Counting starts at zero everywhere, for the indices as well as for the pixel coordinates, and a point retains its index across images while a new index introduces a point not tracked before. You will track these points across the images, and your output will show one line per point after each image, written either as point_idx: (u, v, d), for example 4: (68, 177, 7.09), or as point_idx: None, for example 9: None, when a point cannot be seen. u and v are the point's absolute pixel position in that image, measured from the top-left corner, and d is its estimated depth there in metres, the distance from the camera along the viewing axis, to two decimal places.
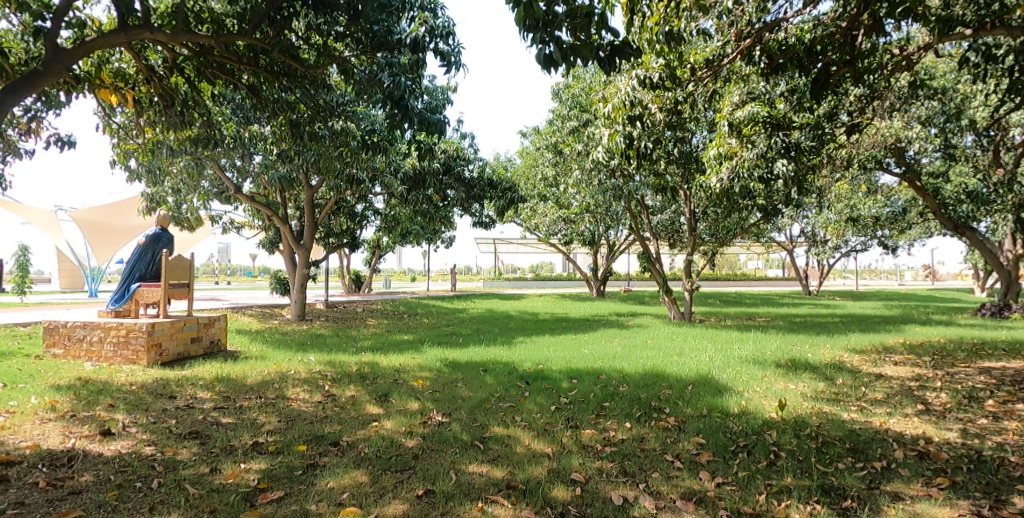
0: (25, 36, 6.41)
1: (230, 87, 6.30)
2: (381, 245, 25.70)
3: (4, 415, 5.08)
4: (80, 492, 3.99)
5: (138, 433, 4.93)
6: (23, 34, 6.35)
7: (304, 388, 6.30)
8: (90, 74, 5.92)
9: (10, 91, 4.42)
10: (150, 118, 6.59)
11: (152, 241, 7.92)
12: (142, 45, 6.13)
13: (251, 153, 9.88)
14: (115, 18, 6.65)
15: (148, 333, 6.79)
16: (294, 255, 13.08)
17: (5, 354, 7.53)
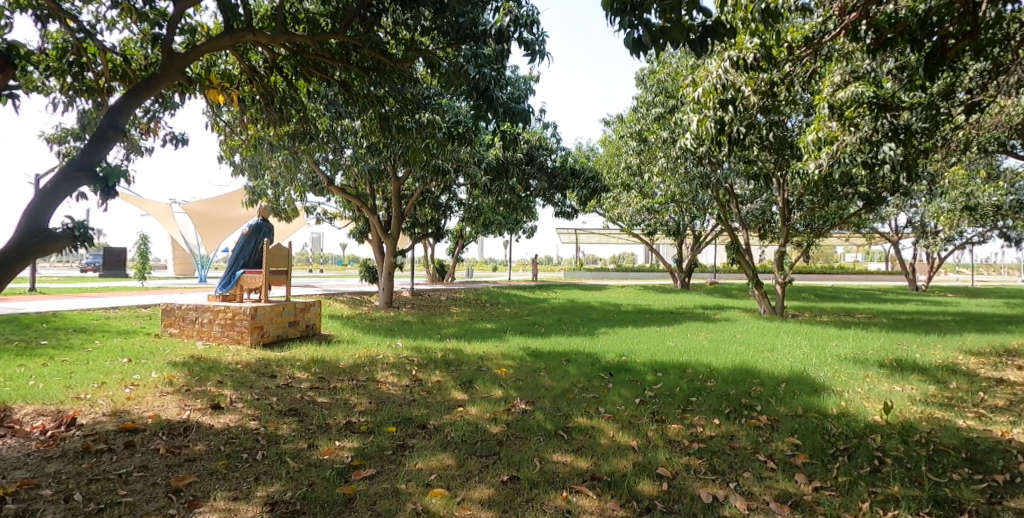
0: (145, 43, 6.89)
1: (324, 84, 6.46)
2: (465, 235, 26.36)
3: (131, 387, 5.59)
4: (194, 460, 4.40)
5: (244, 408, 5.26)
6: (143, 42, 6.81)
7: (393, 372, 6.49)
8: (200, 75, 6.34)
9: (134, 94, 4.82)
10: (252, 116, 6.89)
11: (255, 231, 8.39)
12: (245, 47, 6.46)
13: (342, 147, 10.27)
14: (221, 23, 7.04)
15: (251, 317, 7.21)
16: (382, 245, 13.62)
17: (130, 333, 8.30)
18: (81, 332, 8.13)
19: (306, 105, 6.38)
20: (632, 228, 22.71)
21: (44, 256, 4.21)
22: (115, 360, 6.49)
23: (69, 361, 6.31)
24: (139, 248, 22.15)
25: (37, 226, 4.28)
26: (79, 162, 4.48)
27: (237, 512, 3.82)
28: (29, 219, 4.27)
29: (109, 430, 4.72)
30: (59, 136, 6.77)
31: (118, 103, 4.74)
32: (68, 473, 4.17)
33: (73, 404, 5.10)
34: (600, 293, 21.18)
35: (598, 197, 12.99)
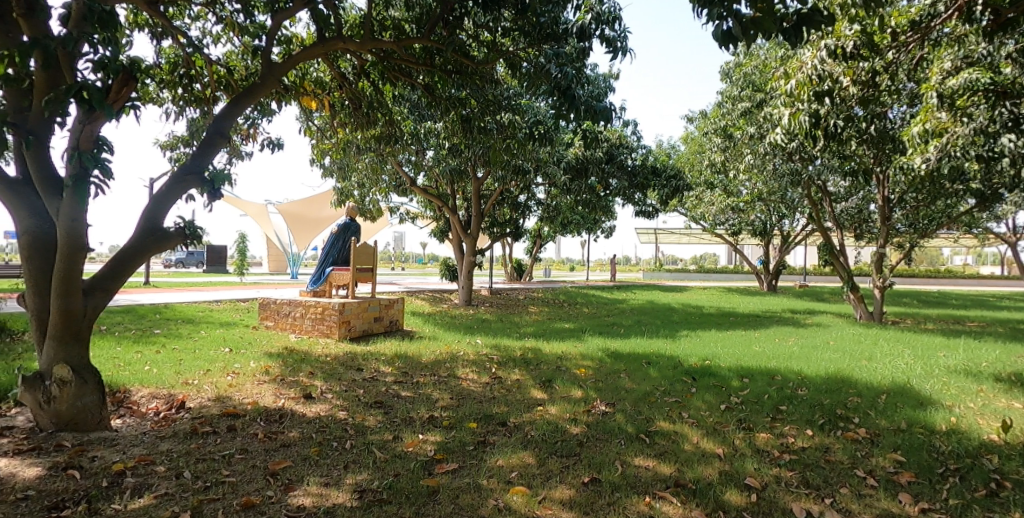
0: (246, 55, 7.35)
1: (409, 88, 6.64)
2: (542, 235, 26.60)
3: (233, 375, 5.98)
4: (289, 445, 4.66)
5: (333, 399, 5.49)
6: (244, 54, 7.30)
7: (473, 369, 6.59)
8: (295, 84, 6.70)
9: (237, 102, 5.02)
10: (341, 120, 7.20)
11: (343, 230, 8.78)
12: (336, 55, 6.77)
13: (424, 149, 10.61)
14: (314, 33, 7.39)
15: (339, 312, 7.53)
16: (462, 244, 14.01)
17: (231, 324, 8.92)
18: (189, 323, 8.82)
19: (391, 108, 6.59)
20: (714, 227, 22.03)
21: (155, 254, 4.64)
22: (218, 349, 6.99)
23: (178, 349, 6.85)
24: (240, 246, 23.92)
25: (153, 225, 4.70)
26: (189, 167, 4.83)
27: (327, 498, 3.99)
28: (147, 218, 4.68)
29: (214, 414, 5.07)
30: (170, 143, 7.21)
31: (223, 110, 4.98)
32: (179, 452, 4.53)
33: (183, 389, 5.52)
34: (680, 294, 20.67)
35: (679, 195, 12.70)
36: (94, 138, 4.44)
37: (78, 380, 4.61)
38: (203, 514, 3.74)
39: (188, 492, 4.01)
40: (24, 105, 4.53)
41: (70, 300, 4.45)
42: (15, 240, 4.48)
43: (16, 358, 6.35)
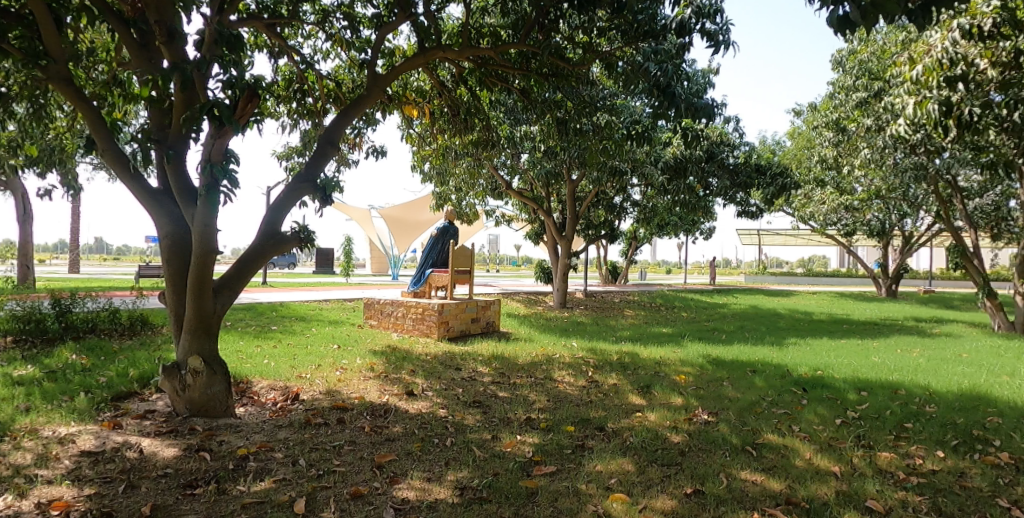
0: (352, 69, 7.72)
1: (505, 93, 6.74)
2: (639, 237, 26.27)
3: (341, 371, 6.34)
4: (393, 440, 4.86)
5: (433, 396, 5.66)
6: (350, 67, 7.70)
7: (569, 372, 6.57)
8: (398, 93, 6.96)
9: (345, 113, 5.30)
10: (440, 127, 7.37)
11: (442, 234, 9.06)
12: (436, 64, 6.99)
13: (519, 152, 10.83)
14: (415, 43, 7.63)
15: (438, 312, 7.79)
16: (557, 246, 14.25)
17: (339, 322, 9.50)
18: (302, 320, 9.48)
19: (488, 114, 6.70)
20: (824, 227, 20.68)
21: (274, 256, 4.98)
22: (327, 346, 7.46)
23: (292, 344, 7.37)
24: (346, 247, 25.54)
25: (272, 229, 5.06)
26: (304, 175, 5.15)
27: (430, 492, 4.11)
28: (267, 223, 5.04)
29: (325, 407, 5.38)
30: (286, 153, 7.66)
31: (333, 121, 5.28)
32: (295, 440, 4.84)
33: (298, 382, 5.92)
34: (786, 300, 19.55)
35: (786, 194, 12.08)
36: (224, 151, 4.82)
37: (209, 370, 5.03)
38: (317, 501, 3.98)
39: (303, 479, 4.29)
40: (164, 123, 4.99)
41: (203, 298, 4.87)
42: (157, 244, 4.96)
43: (157, 348, 7.12)
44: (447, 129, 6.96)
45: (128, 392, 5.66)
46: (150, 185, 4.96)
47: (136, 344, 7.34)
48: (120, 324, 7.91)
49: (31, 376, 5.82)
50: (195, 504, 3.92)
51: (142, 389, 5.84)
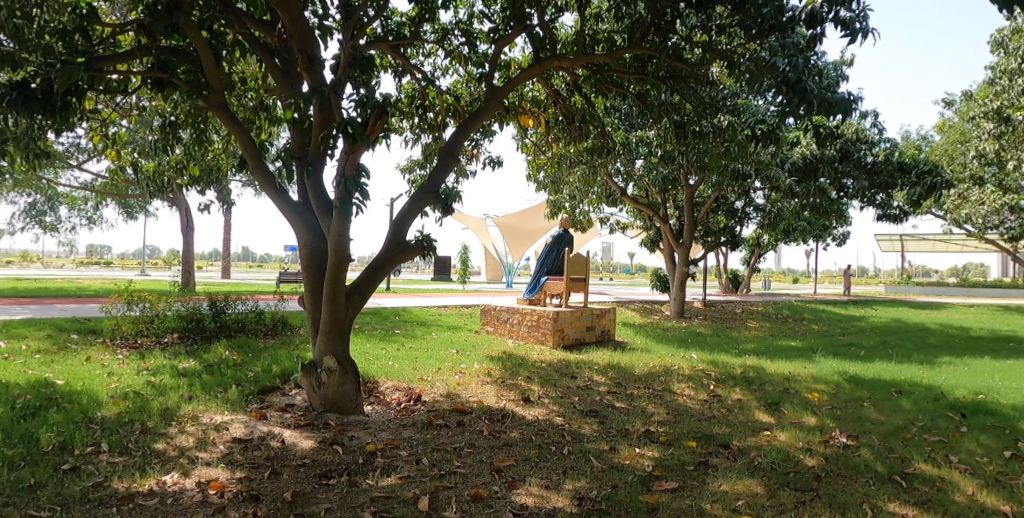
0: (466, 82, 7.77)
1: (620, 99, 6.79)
2: (761, 244, 25.15)
3: (460, 375, 6.59)
4: (511, 445, 4.97)
5: (549, 404, 5.73)
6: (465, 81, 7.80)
7: (689, 384, 6.38)
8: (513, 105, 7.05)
9: (465, 126, 5.54)
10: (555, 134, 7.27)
11: (557, 242, 9.09)
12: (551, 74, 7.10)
13: (635, 158, 11.07)
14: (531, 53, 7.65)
15: (553, 320, 7.91)
16: (673, 254, 14.44)
17: (457, 327, 9.95)
18: (423, 325, 10.01)
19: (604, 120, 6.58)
20: (984, 231, 18.47)
21: (400, 264, 5.26)
22: (446, 350, 7.81)
23: (414, 347, 7.81)
24: (461, 255, 27.00)
25: (398, 239, 5.36)
26: (426, 187, 5.44)
27: (548, 500, 4.13)
28: (393, 233, 5.35)
29: (446, 409, 5.60)
30: (408, 166, 7.87)
31: (453, 134, 5.55)
32: (419, 440, 5.08)
33: (420, 383, 6.23)
34: (935, 313, 17.58)
35: (938, 194, 10.93)
36: (356, 165, 5.18)
37: (341, 370, 5.39)
38: (439, 499, 4.15)
39: (426, 477, 4.49)
40: (304, 142, 5.44)
41: (337, 303, 5.25)
42: (297, 252, 5.40)
43: (295, 348, 7.82)
44: (561, 137, 6.99)
45: (272, 386, 6.25)
46: (292, 198, 5.42)
47: (278, 342, 8.12)
48: (265, 325, 8.79)
49: (193, 369, 6.63)
50: (329, 494, 4.23)
51: (283, 384, 6.43)
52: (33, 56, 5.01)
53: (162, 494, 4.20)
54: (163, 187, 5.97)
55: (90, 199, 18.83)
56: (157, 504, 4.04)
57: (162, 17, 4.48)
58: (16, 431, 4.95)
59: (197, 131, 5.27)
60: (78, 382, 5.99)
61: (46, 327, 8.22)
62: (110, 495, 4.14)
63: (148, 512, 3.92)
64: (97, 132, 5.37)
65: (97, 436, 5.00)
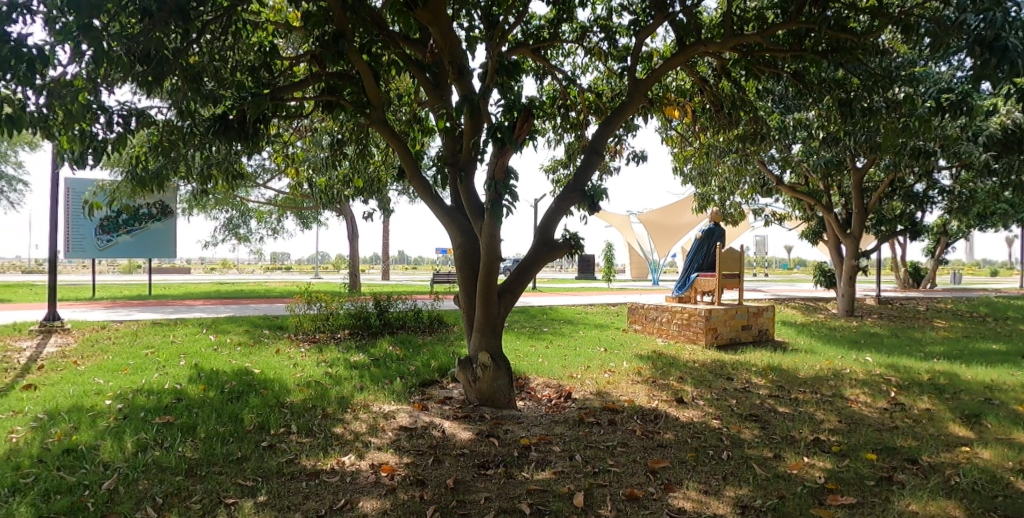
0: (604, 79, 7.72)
1: (773, 79, 6.57)
2: (948, 232, 22.58)
3: (609, 373, 6.72)
4: (666, 446, 4.90)
5: (704, 406, 5.61)
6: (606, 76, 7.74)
7: (865, 390, 5.92)
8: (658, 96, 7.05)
9: (608, 122, 5.58)
10: (702, 124, 7.15)
11: (708, 237, 9.54)
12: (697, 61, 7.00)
13: (792, 143, 10.82)
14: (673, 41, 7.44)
15: (706, 318, 8.03)
16: (839, 246, 13.96)
17: (604, 326, 10.28)
18: (570, 323, 10.36)
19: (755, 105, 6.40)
20: None
21: (549, 262, 5.40)
22: (594, 349, 7.96)
23: (562, 345, 8.12)
24: (610, 255, 28.71)
25: (546, 238, 5.52)
26: (572, 185, 5.56)
27: (708, 505, 4.00)
28: (541, 233, 5.53)
29: (596, 407, 5.68)
30: (552, 166, 7.85)
31: (596, 131, 5.61)
32: (571, 436, 5.19)
33: (570, 381, 6.39)
34: None
35: None
36: (505, 168, 5.38)
37: (495, 366, 5.65)
38: (594, 496, 4.19)
39: (581, 473, 4.56)
40: (456, 149, 5.80)
41: (490, 302, 5.50)
42: (451, 253, 5.73)
43: (449, 344, 8.40)
44: (710, 126, 6.95)
45: (431, 380, 6.76)
46: (447, 203, 5.77)
47: (435, 339, 8.76)
48: (422, 322, 9.54)
49: (363, 362, 7.37)
50: (488, 484, 4.46)
51: (441, 377, 6.93)
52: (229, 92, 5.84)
53: (342, 472, 4.71)
54: (333, 199, 6.68)
55: (274, 214, 21.71)
56: (339, 482, 4.54)
57: (331, 45, 4.99)
58: (226, 411, 5.82)
59: (360, 146, 5.85)
60: (272, 371, 6.92)
61: (245, 323, 9.64)
62: (300, 471, 4.72)
63: (332, 488, 4.42)
64: (279, 154, 6.13)
65: (288, 418, 5.71)
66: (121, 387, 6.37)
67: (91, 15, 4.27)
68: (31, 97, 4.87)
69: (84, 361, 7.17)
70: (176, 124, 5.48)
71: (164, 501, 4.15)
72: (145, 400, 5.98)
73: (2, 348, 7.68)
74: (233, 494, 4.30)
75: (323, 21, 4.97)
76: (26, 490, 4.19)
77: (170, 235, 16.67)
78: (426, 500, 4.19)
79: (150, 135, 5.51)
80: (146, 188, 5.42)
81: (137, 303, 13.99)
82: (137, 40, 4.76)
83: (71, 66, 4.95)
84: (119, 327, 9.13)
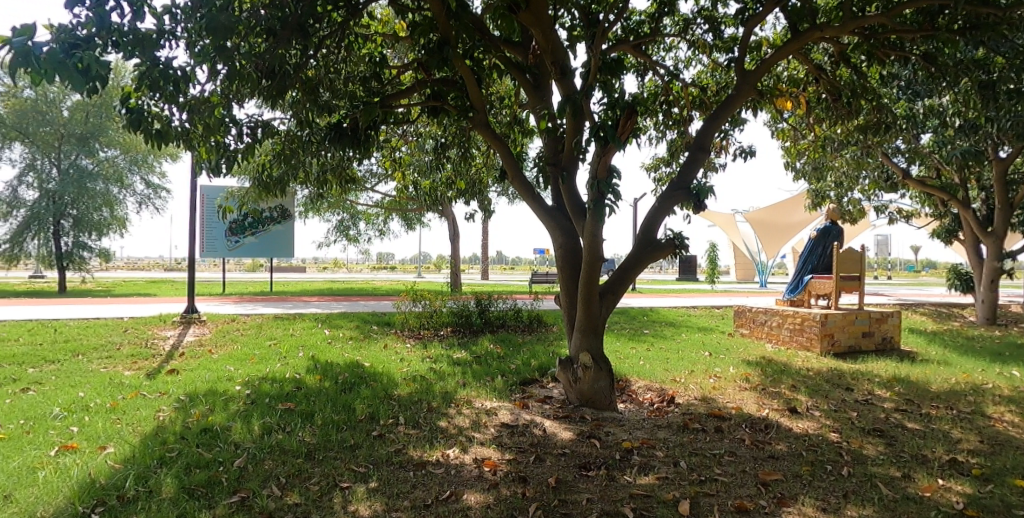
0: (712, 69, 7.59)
1: (898, 63, 6.15)
2: None
3: (714, 379, 6.62)
4: (778, 458, 4.70)
5: (821, 417, 5.38)
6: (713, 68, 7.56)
7: (1012, 409, 5.41)
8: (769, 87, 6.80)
9: (715, 117, 5.42)
10: (817, 115, 6.91)
11: (823, 235, 9.60)
12: (811, 47, 6.72)
13: (920, 133, 10.06)
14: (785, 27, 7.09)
15: (821, 323, 7.84)
16: (980, 247, 12.81)
17: (708, 329, 10.43)
18: (671, 326, 10.68)
19: (879, 93, 6.15)
20: None
21: (652, 262, 5.32)
22: (697, 354, 7.91)
23: (663, 348, 8.18)
24: (710, 255, 28.23)
25: (648, 237, 5.44)
26: (676, 183, 5.43)
27: None
28: (644, 232, 5.46)
29: (702, 413, 5.59)
30: (652, 164, 7.72)
31: (701, 126, 5.45)
32: (675, 442, 5.10)
33: (672, 385, 6.31)
34: None
35: None
36: (607, 167, 5.33)
37: (596, 367, 5.65)
38: (701, 505, 4.07)
39: (686, 481, 4.45)
40: (557, 149, 5.83)
41: (592, 303, 5.50)
42: (552, 253, 5.80)
43: (548, 343, 8.52)
44: (825, 117, 6.79)
45: (531, 378, 6.91)
46: (549, 203, 5.81)
47: (535, 338, 8.92)
48: (522, 321, 9.71)
49: (465, 359, 7.65)
50: (590, 485, 4.47)
51: (541, 376, 7.07)
52: (342, 102, 6.21)
53: (447, 465, 4.90)
54: (437, 200, 6.98)
55: (381, 216, 22.89)
56: (444, 474, 4.73)
57: (436, 53, 5.14)
58: (340, 400, 6.23)
59: (462, 149, 6.15)
60: (380, 365, 7.34)
61: (357, 319, 10.32)
62: (407, 461, 4.96)
63: (438, 480, 4.61)
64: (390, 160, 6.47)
65: (395, 410, 6.02)
66: (248, 374, 7.02)
67: (224, 37, 4.65)
68: (176, 114, 5.40)
69: (217, 350, 7.97)
70: (295, 133, 5.88)
71: (287, 480, 4.53)
72: (269, 387, 6.53)
73: (151, 336, 8.73)
74: (346, 479, 4.59)
75: (428, 29, 5.11)
76: (171, 463, 4.72)
77: (290, 237, 18.08)
78: (528, 497, 4.27)
79: (274, 144, 5.96)
80: (270, 193, 5.90)
81: (263, 298, 15.41)
82: (263, 57, 5.10)
83: (207, 84, 5.42)
84: (248, 320, 10.06)
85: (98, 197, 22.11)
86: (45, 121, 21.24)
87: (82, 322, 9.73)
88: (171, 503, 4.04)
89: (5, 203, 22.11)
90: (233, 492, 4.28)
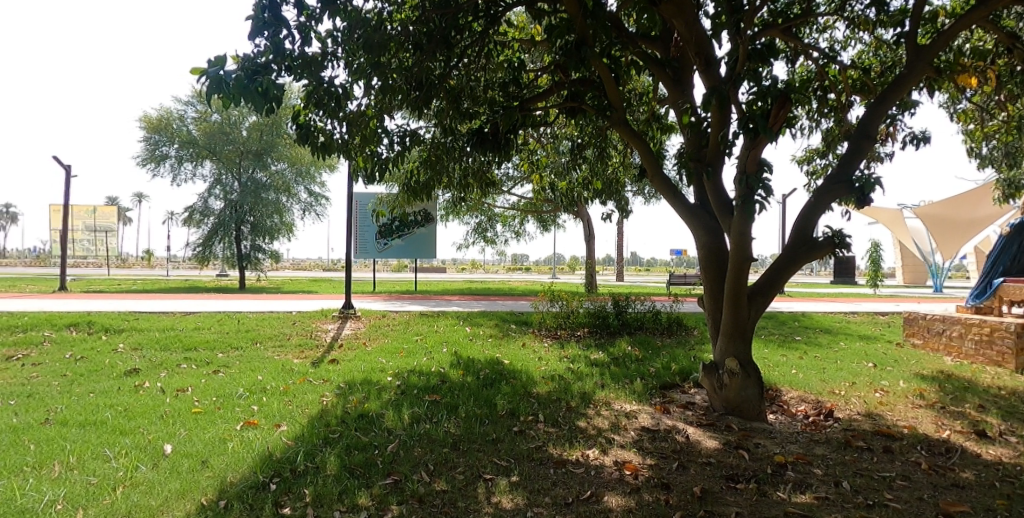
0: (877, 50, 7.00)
1: None
2: None
3: (881, 393, 6.32)
4: (964, 487, 4.21)
5: (1017, 444, 4.86)
6: (877, 48, 6.91)
7: None
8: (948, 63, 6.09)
9: (881, 101, 4.94)
10: (1011, 91, 6.12)
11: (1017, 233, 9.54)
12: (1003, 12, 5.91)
13: None
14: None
15: (1016, 336, 7.39)
16: None
17: (872, 337, 9.88)
18: (826, 333, 10.07)
19: None
20: None
21: (809, 263, 4.93)
22: (859, 365, 7.60)
23: (819, 357, 7.97)
24: (872, 255, 25.85)
25: (804, 235, 5.05)
26: (836, 175, 4.98)
27: None
28: (798, 230, 5.07)
29: (866, 431, 5.24)
30: (805, 156, 7.38)
31: (865, 112, 4.99)
32: (835, 460, 4.74)
33: (831, 398, 6.12)
34: None
35: None
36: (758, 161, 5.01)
37: (744, 373, 5.43)
38: None
39: (849, 503, 4.07)
40: (699, 144, 5.60)
41: (740, 307, 5.27)
42: (696, 254, 5.62)
43: (689, 348, 8.33)
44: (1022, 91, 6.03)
45: (672, 383, 6.84)
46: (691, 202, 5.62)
47: (675, 342, 8.78)
48: (660, 324, 9.52)
49: (603, 360, 7.75)
50: (738, 499, 4.22)
51: (682, 381, 6.98)
52: (482, 108, 6.42)
53: (587, 465, 4.93)
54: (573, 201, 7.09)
55: (517, 219, 23.49)
56: (584, 474, 4.76)
57: (573, 54, 5.09)
58: (482, 395, 6.54)
59: (598, 149, 6.16)
60: (519, 363, 7.64)
61: (496, 318, 10.78)
62: (547, 458, 5.07)
63: (579, 479, 4.65)
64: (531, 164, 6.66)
65: (535, 408, 6.21)
66: (399, 367, 7.62)
67: (377, 53, 4.94)
68: (337, 127, 5.86)
69: (371, 343, 8.72)
70: (441, 141, 6.17)
71: (435, 467, 4.82)
72: (417, 379, 7.02)
73: (314, 328, 9.75)
74: (490, 471, 4.79)
75: (565, 29, 5.09)
76: (334, 443, 5.23)
77: (432, 240, 19.04)
78: (672, 505, 4.15)
79: (421, 151, 6.29)
80: (417, 198, 6.29)
81: (409, 296, 16.58)
82: (412, 70, 5.37)
83: (363, 99, 5.82)
84: (398, 316, 10.91)
85: (271, 205, 24.91)
86: (230, 141, 24.45)
87: (258, 314, 11.08)
88: (335, 480, 4.47)
89: (198, 212, 25.25)
90: (387, 474, 4.63)
